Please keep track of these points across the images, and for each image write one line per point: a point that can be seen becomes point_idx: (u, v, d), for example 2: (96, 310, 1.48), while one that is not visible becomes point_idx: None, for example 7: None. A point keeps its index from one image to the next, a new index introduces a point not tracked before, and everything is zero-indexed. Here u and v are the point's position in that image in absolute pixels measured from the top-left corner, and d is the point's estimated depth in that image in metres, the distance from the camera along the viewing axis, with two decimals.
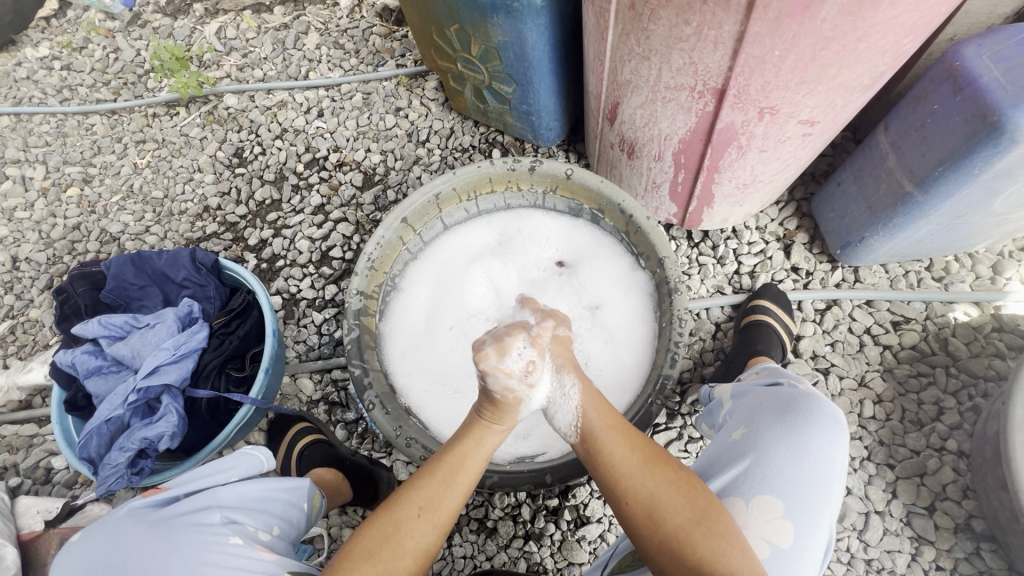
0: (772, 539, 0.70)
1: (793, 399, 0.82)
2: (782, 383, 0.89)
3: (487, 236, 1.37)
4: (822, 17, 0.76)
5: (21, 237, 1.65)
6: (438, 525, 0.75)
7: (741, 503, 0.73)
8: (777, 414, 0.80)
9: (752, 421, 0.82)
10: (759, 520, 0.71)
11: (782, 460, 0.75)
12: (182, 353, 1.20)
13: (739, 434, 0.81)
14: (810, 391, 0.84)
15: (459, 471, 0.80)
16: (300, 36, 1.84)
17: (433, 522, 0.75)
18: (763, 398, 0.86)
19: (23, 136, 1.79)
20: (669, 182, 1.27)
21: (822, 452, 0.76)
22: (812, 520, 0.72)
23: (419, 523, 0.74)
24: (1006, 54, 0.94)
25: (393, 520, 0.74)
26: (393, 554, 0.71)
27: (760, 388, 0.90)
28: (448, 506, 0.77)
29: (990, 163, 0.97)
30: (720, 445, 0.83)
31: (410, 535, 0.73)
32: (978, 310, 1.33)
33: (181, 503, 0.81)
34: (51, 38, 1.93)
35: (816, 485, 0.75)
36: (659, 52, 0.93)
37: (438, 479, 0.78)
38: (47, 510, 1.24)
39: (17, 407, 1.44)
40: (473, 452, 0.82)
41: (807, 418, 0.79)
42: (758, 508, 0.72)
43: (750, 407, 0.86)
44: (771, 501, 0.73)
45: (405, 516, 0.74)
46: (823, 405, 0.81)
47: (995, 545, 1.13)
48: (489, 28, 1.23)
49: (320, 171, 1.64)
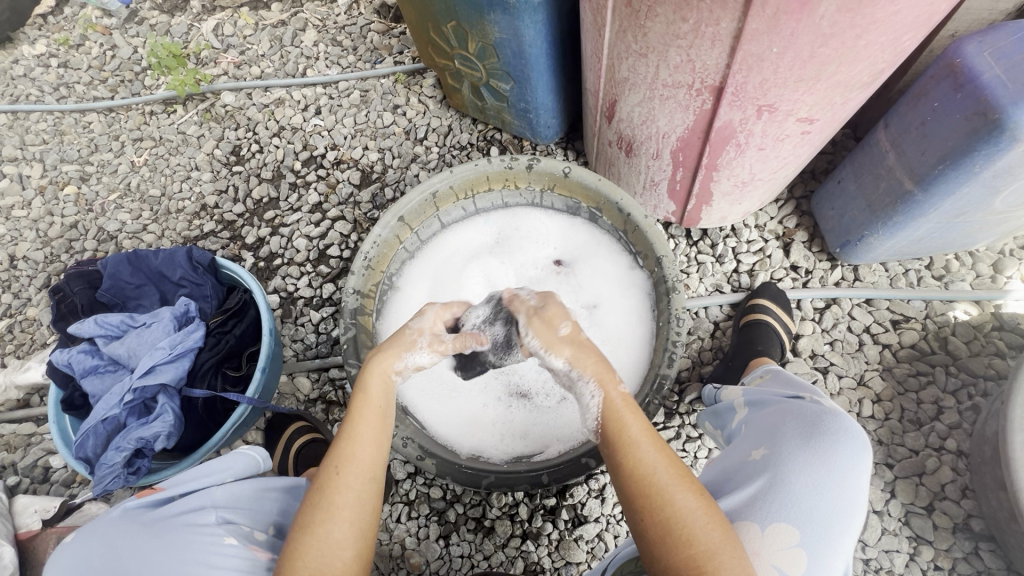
0: (784, 566, 0.69)
1: (817, 418, 0.81)
2: (806, 398, 0.87)
3: (485, 234, 1.36)
4: (820, 14, 0.75)
5: (18, 236, 1.65)
6: (352, 510, 0.74)
7: (756, 528, 0.72)
8: (802, 435, 0.79)
9: (775, 440, 0.81)
10: (773, 546, 0.70)
11: (804, 487, 0.74)
12: (178, 353, 1.20)
13: (760, 454, 0.80)
14: (836, 411, 0.82)
15: (352, 455, 0.77)
16: (297, 33, 1.83)
17: (345, 512, 0.73)
18: (785, 414, 0.84)
19: (20, 134, 1.78)
20: (668, 180, 1.26)
21: (844, 477, 0.75)
22: (830, 548, 0.71)
23: (329, 517, 0.72)
24: (1007, 50, 0.93)
25: (320, 516, 0.72)
26: (318, 552, 0.69)
27: (783, 400, 0.89)
28: (357, 488, 0.75)
29: (991, 160, 0.96)
30: (739, 462, 0.82)
31: (327, 530, 0.71)
32: (979, 309, 1.32)
33: (176, 504, 0.81)
34: (47, 36, 1.92)
35: (837, 513, 0.73)
36: (657, 49, 0.92)
37: (331, 471, 0.76)
38: (44, 509, 1.25)
39: (16, 406, 1.44)
40: (365, 431, 0.79)
41: (833, 442, 0.77)
42: (771, 534, 0.71)
43: (772, 424, 0.84)
44: (788, 528, 0.71)
45: (312, 514, 0.73)
46: (848, 425, 0.80)
47: (993, 545, 1.13)
48: (486, 25, 1.23)
49: (317, 169, 1.64)
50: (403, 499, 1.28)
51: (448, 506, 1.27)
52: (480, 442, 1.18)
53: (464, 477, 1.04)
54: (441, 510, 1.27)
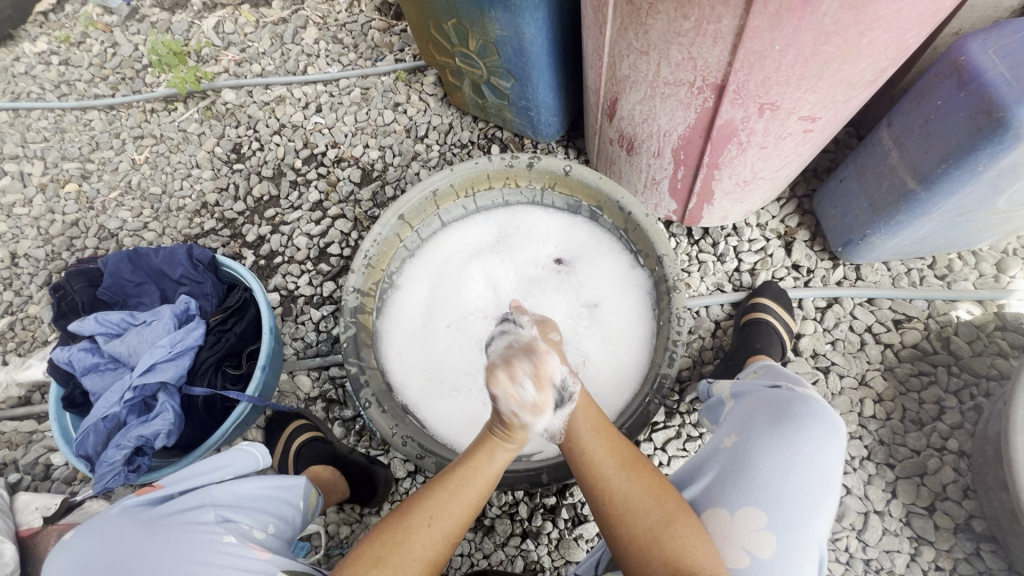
0: (754, 549, 0.70)
1: (787, 404, 0.81)
2: (782, 386, 0.87)
3: (486, 233, 1.36)
4: (823, 12, 0.74)
5: (20, 234, 1.65)
6: (425, 562, 0.73)
7: (726, 513, 0.73)
8: (770, 421, 0.79)
9: (745, 426, 0.80)
10: (743, 530, 0.71)
11: (772, 471, 0.74)
12: (178, 351, 1.20)
13: (731, 441, 0.80)
14: (807, 395, 0.82)
15: (468, 483, 0.80)
16: (298, 30, 1.82)
17: (417, 558, 0.72)
18: (759, 402, 0.84)
19: (21, 131, 1.78)
20: (669, 179, 1.25)
21: (812, 460, 0.75)
22: (801, 531, 0.71)
23: (423, 532, 0.74)
24: (1012, 48, 0.92)
25: (414, 529, 0.74)
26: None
27: (761, 390, 0.88)
28: (436, 540, 0.74)
29: (995, 159, 0.95)
30: (710, 450, 0.83)
31: (396, 572, 0.70)
32: (981, 308, 1.31)
33: (174, 502, 0.81)
34: (49, 33, 1.92)
35: (807, 496, 0.73)
36: (658, 47, 0.91)
37: (444, 488, 0.78)
38: (45, 506, 1.25)
39: (17, 403, 1.44)
40: (467, 488, 0.79)
41: (800, 425, 0.77)
42: (741, 519, 0.72)
43: (746, 412, 0.84)
44: (757, 512, 0.72)
45: (389, 551, 0.71)
46: (819, 409, 0.79)
47: (995, 545, 1.12)
48: (487, 23, 1.22)
49: (318, 167, 1.63)
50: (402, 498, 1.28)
51: None
52: None
53: None
54: None
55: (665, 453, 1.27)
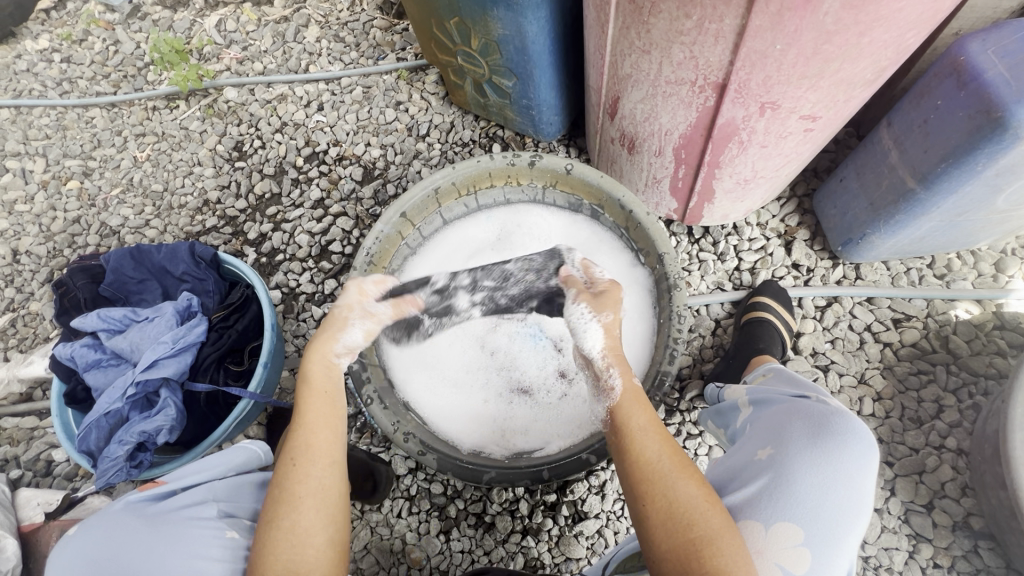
0: (788, 566, 0.70)
1: (825, 418, 0.80)
2: (811, 396, 0.87)
3: (487, 231, 1.36)
4: (824, 11, 0.75)
5: (21, 230, 1.65)
6: (317, 494, 0.75)
7: (761, 527, 0.73)
8: (810, 434, 0.78)
9: (781, 439, 0.80)
10: (778, 546, 0.71)
11: (810, 488, 0.74)
12: (181, 347, 1.20)
13: (766, 453, 0.79)
14: (843, 410, 0.82)
15: (311, 443, 0.80)
16: (299, 28, 1.82)
17: (308, 498, 0.75)
18: (791, 413, 0.84)
19: (23, 129, 1.78)
20: (669, 178, 1.26)
21: (851, 478, 0.75)
22: (834, 547, 0.71)
23: (296, 508, 0.74)
24: (1011, 48, 0.93)
25: (287, 510, 0.73)
26: (288, 543, 0.71)
27: (789, 399, 0.88)
28: (320, 479, 0.77)
29: (994, 159, 0.96)
30: (743, 460, 0.82)
31: (295, 520, 0.72)
32: (980, 308, 1.32)
33: (177, 498, 0.81)
34: (51, 31, 1.93)
35: (844, 513, 0.73)
36: (660, 46, 0.92)
37: (288, 462, 0.78)
38: (47, 502, 1.26)
39: (18, 400, 1.45)
40: (315, 420, 0.82)
41: (839, 441, 0.77)
42: (776, 534, 0.71)
43: (778, 423, 0.84)
44: (793, 528, 0.72)
45: (276, 507, 0.74)
46: (856, 426, 0.79)
47: (993, 543, 1.13)
48: (489, 22, 1.23)
49: (319, 165, 1.64)
50: (404, 495, 1.28)
51: (448, 501, 1.27)
52: (480, 438, 1.19)
53: (465, 472, 1.04)
54: (441, 505, 1.27)
55: None
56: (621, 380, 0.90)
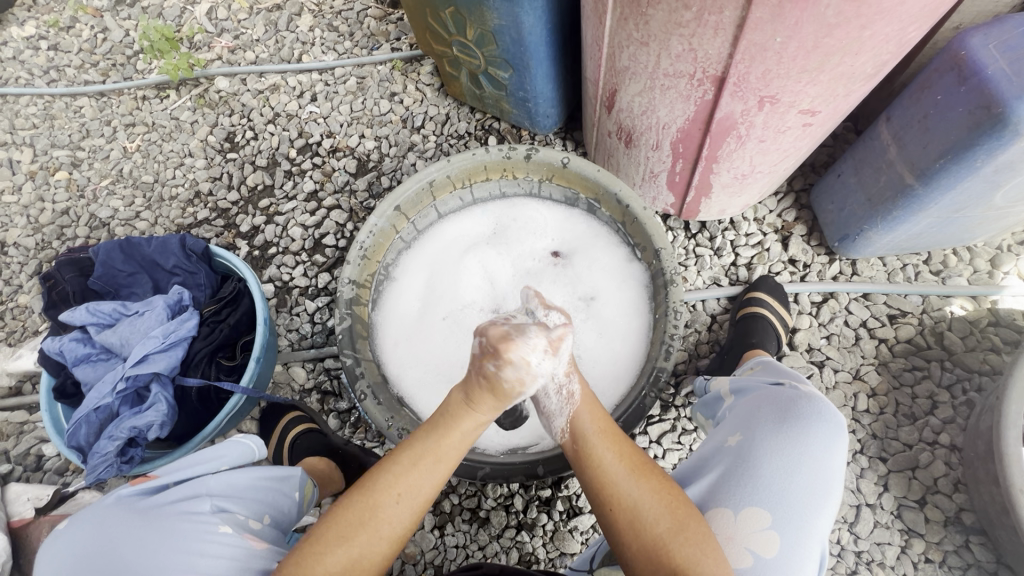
0: (758, 549, 0.69)
1: (792, 403, 0.81)
2: (783, 384, 0.87)
3: (482, 225, 1.35)
4: (826, 4, 0.74)
5: (8, 222, 1.62)
6: (412, 505, 0.74)
7: (730, 514, 0.72)
8: (775, 421, 0.79)
9: (749, 426, 0.81)
10: (746, 531, 0.70)
11: (776, 471, 0.74)
12: (172, 341, 1.19)
13: (734, 440, 0.80)
14: (812, 394, 0.82)
15: (426, 448, 0.78)
16: (292, 17, 1.79)
17: (406, 504, 0.73)
18: (762, 400, 0.85)
19: (9, 118, 1.75)
20: (667, 172, 1.25)
21: (817, 459, 0.75)
22: (805, 531, 0.70)
23: (390, 507, 0.72)
24: (1012, 44, 0.92)
25: (382, 506, 0.72)
26: (368, 540, 0.70)
27: (764, 387, 0.89)
28: (424, 486, 0.75)
29: (993, 155, 0.95)
30: (714, 447, 0.82)
31: (385, 518, 0.72)
32: (975, 304, 1.32)
33: (171, 491, 0.79)
34: (37, 17, 1.88)
35: (811, 494, 0.73)
36: (658, 38, 0.90)
37: (408, 460, 0.76)
38: (37, 497, 1.25)
39: (7, 394, 1.43)
40: (441, 426, 0.81)
41: (804, 426, 0.77)
42: (745, 518, 0.71)
43: (748, 410, 0.84)
44: (761, 512, 0.71)
45: (374, 501, 0.72)
46: (823, 409, 0.80)
47: (984, 538, 1.13)
48: (485, 12, 1.20)
49: (312, 157, 1.62)
50: None
51: (443, 496, 1.27)
52: (475, 433, 1.18)
53: (460, 467, 1.03)
54: (435, 501, 1.27)
55: (660, 446, 1.28)
56: (579, 388, 0.86)
